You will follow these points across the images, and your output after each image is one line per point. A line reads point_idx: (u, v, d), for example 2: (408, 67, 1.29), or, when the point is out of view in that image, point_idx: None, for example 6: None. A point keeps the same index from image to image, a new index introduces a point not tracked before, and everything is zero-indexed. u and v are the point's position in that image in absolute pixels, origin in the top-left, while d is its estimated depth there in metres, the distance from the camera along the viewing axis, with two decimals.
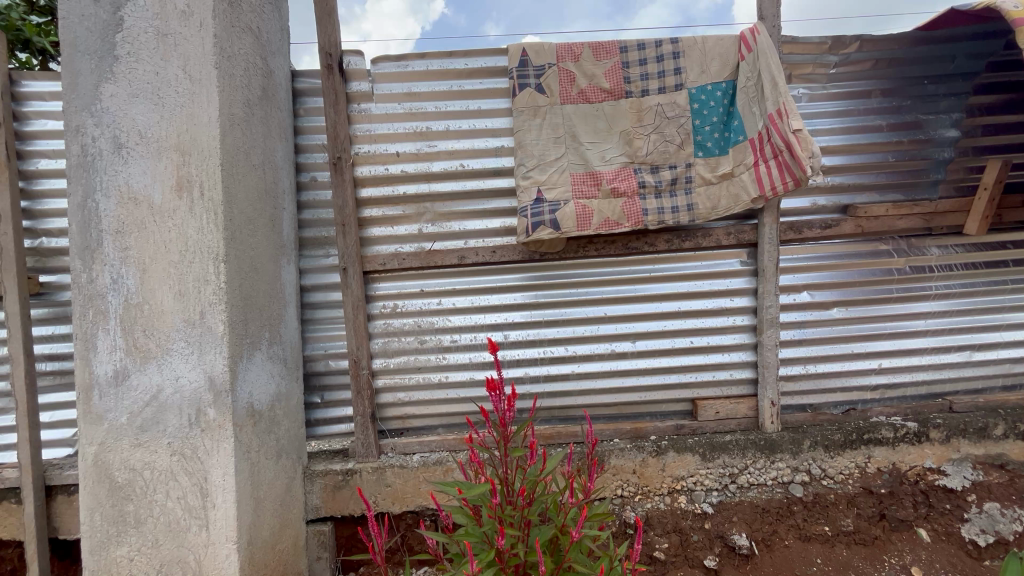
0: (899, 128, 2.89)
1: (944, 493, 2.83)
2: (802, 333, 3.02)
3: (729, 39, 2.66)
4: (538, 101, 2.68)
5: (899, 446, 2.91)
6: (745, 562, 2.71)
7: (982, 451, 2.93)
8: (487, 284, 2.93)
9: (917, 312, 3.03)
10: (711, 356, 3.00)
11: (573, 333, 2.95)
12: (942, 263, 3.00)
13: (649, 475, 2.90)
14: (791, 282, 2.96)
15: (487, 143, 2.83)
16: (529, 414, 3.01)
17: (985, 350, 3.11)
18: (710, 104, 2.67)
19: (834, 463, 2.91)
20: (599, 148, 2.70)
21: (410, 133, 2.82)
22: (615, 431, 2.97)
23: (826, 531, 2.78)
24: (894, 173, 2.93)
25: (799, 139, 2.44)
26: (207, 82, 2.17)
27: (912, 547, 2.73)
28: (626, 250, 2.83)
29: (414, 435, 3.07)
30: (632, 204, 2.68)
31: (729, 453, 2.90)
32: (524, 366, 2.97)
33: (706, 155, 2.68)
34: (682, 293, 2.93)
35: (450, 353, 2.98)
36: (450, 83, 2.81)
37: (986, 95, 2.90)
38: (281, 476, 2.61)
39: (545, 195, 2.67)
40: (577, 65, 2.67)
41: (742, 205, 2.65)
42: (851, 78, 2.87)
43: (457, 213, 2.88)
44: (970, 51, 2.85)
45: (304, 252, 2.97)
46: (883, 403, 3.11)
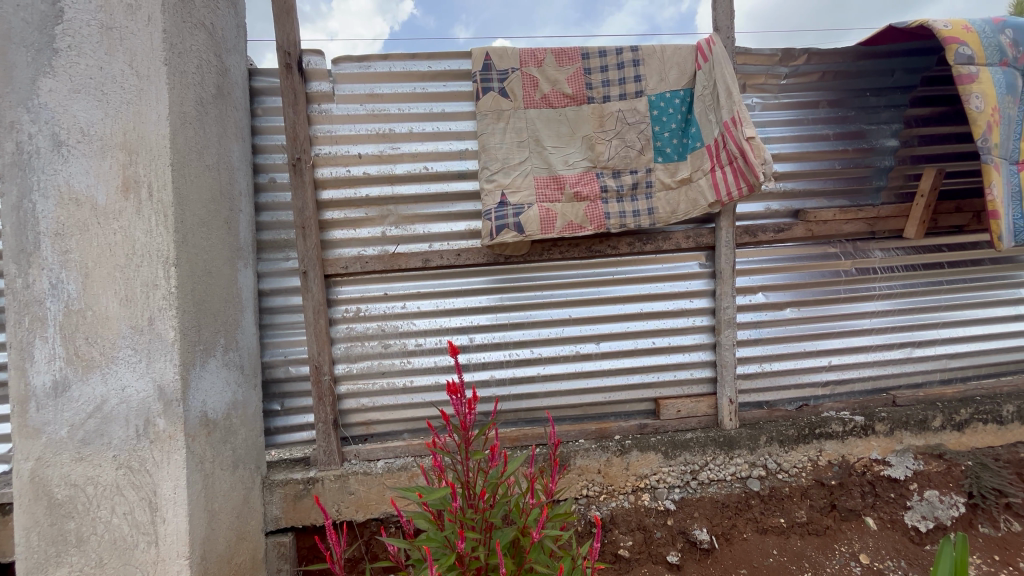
0: (844, 137, 3.05)
1: (888, 483, 2.98)
2: (758, 333, 3.14)
3: (686, 49, 2.75)
4: (502, 105, 2.69)
5: (848, 439, 3.06)
6: (706, 556, 2.80)
7: (922, 442, 3.12)
8: (451, 287, 2.92)
9: (863, 312, 3.20)
10: (672, 356, 3.07)
11: (538, 336, 2.98)
12: (884, 265, 3.18)
13: (614, 474, 2.95)
14: (747, 284, 3.07)
15: (451, 146, 2.83)
16: (491, 416, 3.00)
17: (925, 347, 3.30)
18: (669, 111, 2.75)
19: (789, 456, 3.03)
20: (562, 152, 2.74)
21: (372, 134, 2.79)
22: (580, 431, 3.01)
23: (782, 523, 2.90)
24: (840, 180, 3.09)
25: (752, 146, 2.52)
26: (156, 78, 2.08)
27: (860, 534, 2.86)
28: (589, 253, 2.88)
29: (378, 441, 3.02)
30: (595, 208, 2.72)
31: (690, 450, 2.99)
32: (490, 369, 2.98)
33: (665, 160, 2.75)
34: (644, 294, 3.00)
35: (415, 357, 2.95)
36: (413, 85, 2.79)
37: (922, 108, 3.09)
38: (237, 487, 2.52)
39: (509, 199, 2.68)
40: (540, 70, 2.70)
41: (700, 210, 2.73)
42: (801, 89, 3.01)
43: (421, 216, 2.86)
44: (908, 66, 3.03)
45: (262, 255, 2.89)
46: (833, 399, 3.26)
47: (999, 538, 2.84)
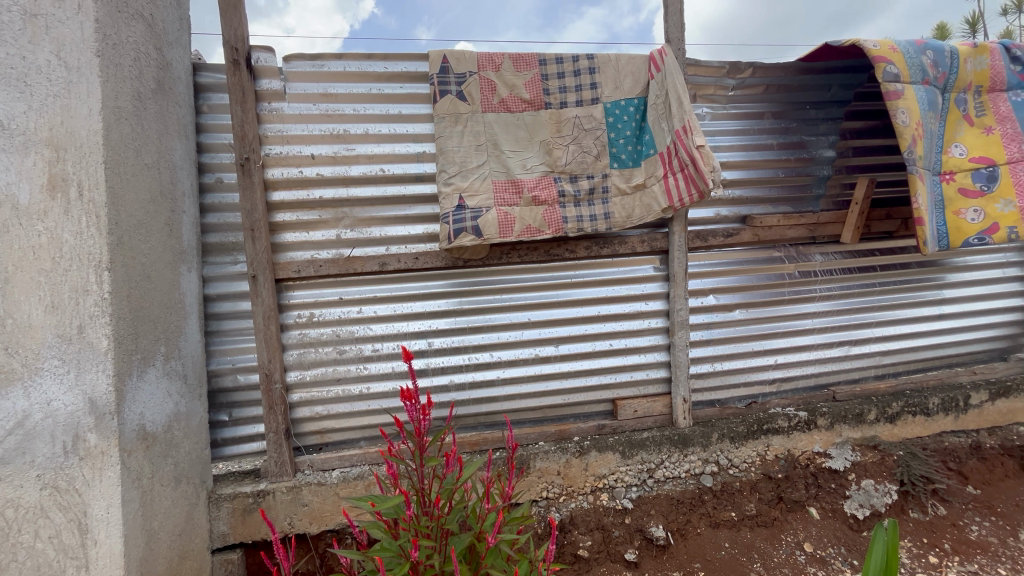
0: (787, 147, 3.22)
1: (830, 474, 3.17)
2: (709, 334, 3.25)
3: (640, 59, 2.83)
4: (459, 108, 2.68)
5: (793, 434, 3.22)
6: (662, 552, 2.84)
7: (859, 434, 3.32)
8: (409, 291, 2.88)
9: (806, 312, 3.37)
10: (629, 357, 3.14)
11: (498, 339, 2.98)
12: (824, 268, 3.37)
13: (573, 475, 3.00)
14: (699, 286, 3.19)
15: (408, 149, 2.79)
16: (445, 422, 2.97)
17: (861, 345, 3.51)
18: (624, 118, 2.82)
19: (739, 453, 3.15)
20: (520, 156, 2.76)
21: (326, 135, 2.72)
22: (540, 434, 3.04)
23: (733, 516, 3.00)
24: (784, 188, 3.25)
25: (701, 154, 2.60)
26: (87, 71, 1.95)
27: (805, 524, 3.00)
28: (547, 257, 2.91)
29: (333, 450, 2.93)
30: (552, 212, 2.76)
31: (646, 449, 3.06)
32: (449, 374, 2.95)
33: (621, 166, 2.83)
34: (602, 297, 3.06)
35: (371, 363, 2.89)
36: (369, 86, 2.73)
37: (855, 121, 3.30)
38: (179, 503, 2.39)
39: (467, 202, 2.67)
40: (497, 74, 2.71)
41: (654, 215, 2.81)
42: (747, 101, 3.16)
43: (377, 219, 2.81)
44: (843, 81, 3.23)
45: (208, 259, 2.75)
46: (779, 395, 3.42)
47: (928, 522, 3.05)
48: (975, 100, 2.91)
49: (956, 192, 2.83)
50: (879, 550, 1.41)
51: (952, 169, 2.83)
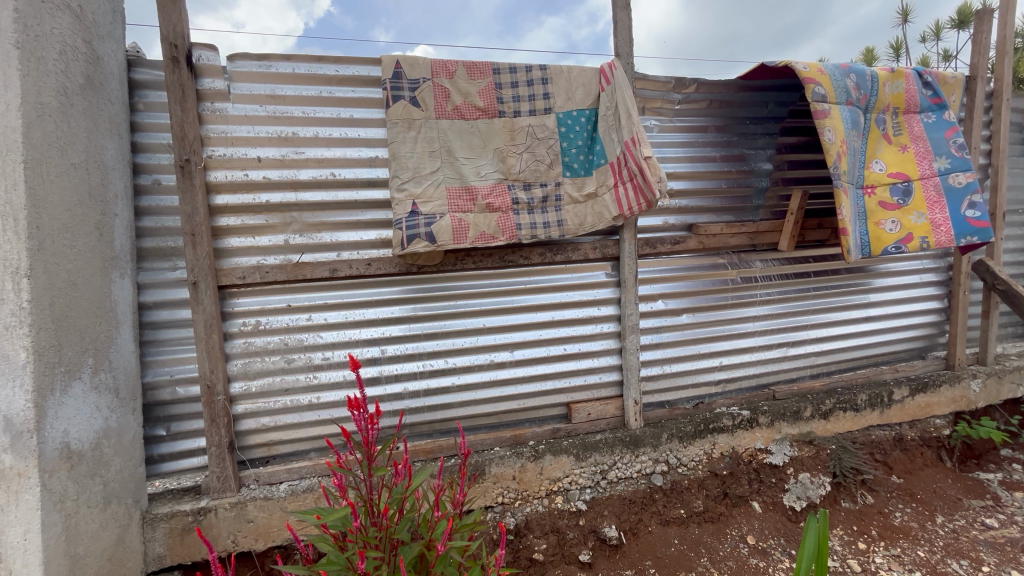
0: (729, 159, 3.40)
1: (771, 469, 3.35)
2: (659, 337, 3.37)
3: (591, 71, 2.92)
4: (412, 113, 2.66)
5: (737, 432, 3.37)
6: (615, 552, 2.90)
7: (796, 430, 3.52)
8: (362, 298, 2.83)
9: (748, 316, 3.56)
10: (582, 361, 3.21)
11: (453, 346, 2.97)
12: (764, 274, 3.57)
13: (528, 480, 3.03)
14: (649, 292, 3.30)
15: (360, 153, 2.75)
16: (394, 431, 2.93)
17: (798, 346, 3.74)
18: (576, 128, 2.89)
19: (686, 452, 3.28)
20: (474, 163, 2.78)
21: (274, 137, 2.64)
22: (495, 439, 3.05)
23: (682, 513, 3.12)
24: (726, 198, 3.43)
25: (649, 165, 2.70)
26: (5, 63, 1.82)
27: (748, 518, 3.15)
28: (502, 263, 2.94)
29: (281, 462, 2.83)
30: (506, 219, 2.79)
31: (599, 451, 3.13)
32: (403, 381, 2.92)
33: (573, 175, 2.90)
34: (556, 303, 3.11)
35: (321, 372, 2.82)
36: (319, 89, 2.68)
37: (790, 137, 3.53)
38: (109, 526, 2.24)
39: (420, 208, 2.65)
40: (451, 82, 2.72)
41: (605, 222, 2.89)
42: (692, 115, 3.31)
43: (328, 223, 2.75)
44: (779, 99, 3.44)
45: (144, 264, 2.61)
46: (725, 395, 3.59)
47: (857, 510, 3.27)
48: (893, 120, 3.18)
49: (877, 205, 3.07)
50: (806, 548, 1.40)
51: (874, 184, 3.08)
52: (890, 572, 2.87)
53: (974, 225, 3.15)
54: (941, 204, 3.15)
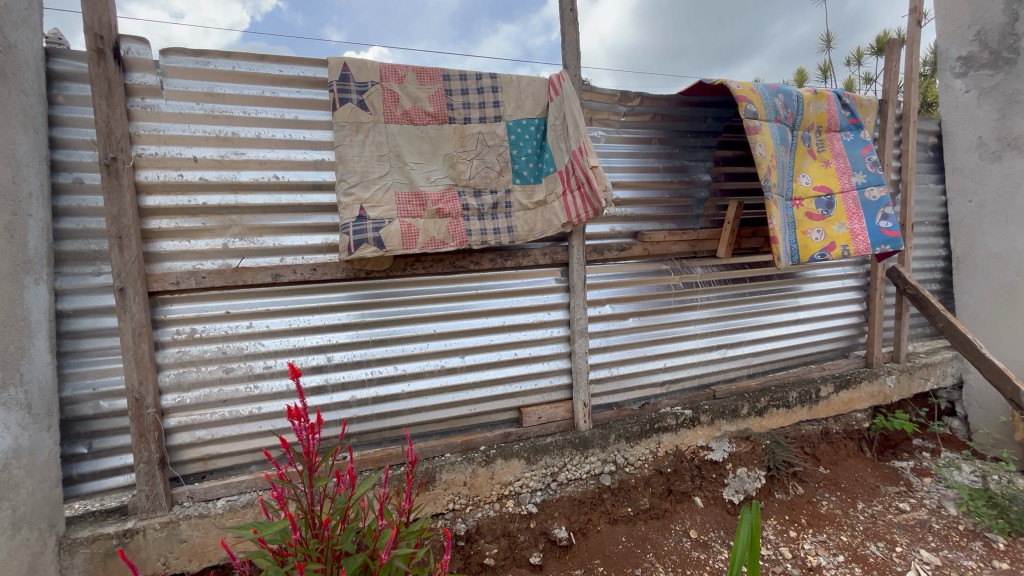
0: (671, 171, 3.56)
1: (711, 465, 3.53)
2: (607, 341, 3.47)
3: (540, 81, 2.98)
4: (360, 117, 2.63)
5: (680, 430, 3.52)
6: (564, 552, 2.95)
7: (734, 427, 3.72)
8: (308, 304, 2.75)
9: (690, 319, 3.73)
10: (533, 366, 3.26)
11: (402, 352, 2.94)
12: (704, 280, 3.76)
13: (479, 485, 3.03)
14: (597, 297, 3.40)
15: (305, 156, 2.69)
16: (338, 440, 2.86)
17: (735, 347, 3.95)
18: (526, 136, 2.95)
19: (633, 451, 3.39)
20: (423, 169, 2.77)
21: (212, 137, 2.53)
22: (446, 446, 3.03)
23: (629, 511, 3.22)
24: (669, 207, 3.59)
25: (595, 174, 2.77)
26: None
27: (691, 513, 3.29)
28: (452, 268, 2.95)
29: (218, 477, 2.69)
30: (456, 225, 2.79)
31: (549, 454, 3.18)
32: (350, 390, 2.86)
33: (523, 183, 2.95)
34: (506, 308, 3.14)
35: (263, 381, 2.71)
36: (262, 88, 2.59)
37: (726, 150, 3.74)
38: (18, 554, 2.06)
39: (368, 213, 2.61)
40: (400, 86, 2.71)
41: (554, 229, 2.96)
42: (637, 127, 3.46)
43: (270, 227, 2.66)
44: (716, 115, 3.65)
45: (63, 269, 2.42)
46: (669, 395, 3.74)
47: (789, 501, 3.49)
48: (816, 138, 3.44)
49: (804, 215, 3.32)
50: (744, 528, 1.34)
51: (801, 196, 3.32)
52: (818, 557, 3.08)
53: (888, 235, 3.46)
54: (859, 215, 3.44)
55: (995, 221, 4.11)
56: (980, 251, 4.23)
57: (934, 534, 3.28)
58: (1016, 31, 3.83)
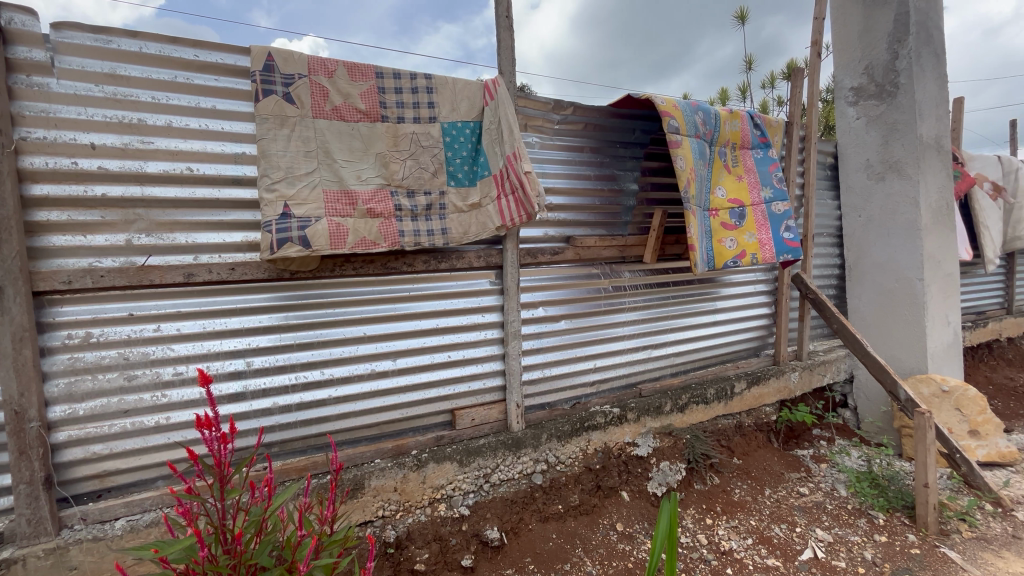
0: (601, 179, 3.71)
1: (637, 460, 3.70)
2: (540, 342, 3.54)
3: (475, 85, 3.01)
4: (286, 110, 2.51)
5: (608, 428, 3.65)
6: (496, 553, 2.98)
7: (659, 423, 3.92)
8: (226, 306, 2.59)
9: (619, 321, 3.89)
10: (466, 368, 3.26)
11: (330, 355, 2.83)
12: (632, 284, 3.94)
13: (410, 490, 2.99)
14: (530, 299, 3.48)
15: (224, 148, 2.53)
16: (255, 451, 2.71)
17: (660, 347, 4.18)
18: (461, 139, 2.96)
19: (564, 450, 3.48)
20: (354, 167, 2.69)
21: (113, 123, 2.31)
22: (376, 451, 2.96)
23: (559, 509, 3.30)
24: (599, 213, 3.74)
25: (528, 180, 2.84)
26: None
27: (618, 507, 3.43)
28: (384, 270, 2.90)
29: (117, 496, 2.46)
30: (388, 226, 2.74)
31: (482, 456, 3.19)
32: (272, 396, 2.72)
33: (457, 185, 2.95)
34: (441, 310, 3.13)
35: (172, 389, 2.51)
36: (174, 73, 2.41)
37: (652, 161, 3.96)
38: None
39: (293, 211, 2.49)
40: (330, 81, 2.62)
41: (488, 232, 2.98)
42: (570, 135, 3.57)
43: (183, 223, 2.47)
44: (643, 127, 3.85)
45: None
46: (599, 395, 3.88)
47: (707, 490, 3.74)
48: (731, 154, 3.73)
49: (719, 225, 3.58)
50: (664, 519, 1.35)
51: (717, 207, 3.59)
52: (729, 541, 3.33)
53: (790, 245, 3.81)
54: (766, 227, 3.77)
55: (879, 234, 4.66)
56: (867, 260, 4.77)
57: (827, 514, 3.65)
58: (897, 68, 4.37)
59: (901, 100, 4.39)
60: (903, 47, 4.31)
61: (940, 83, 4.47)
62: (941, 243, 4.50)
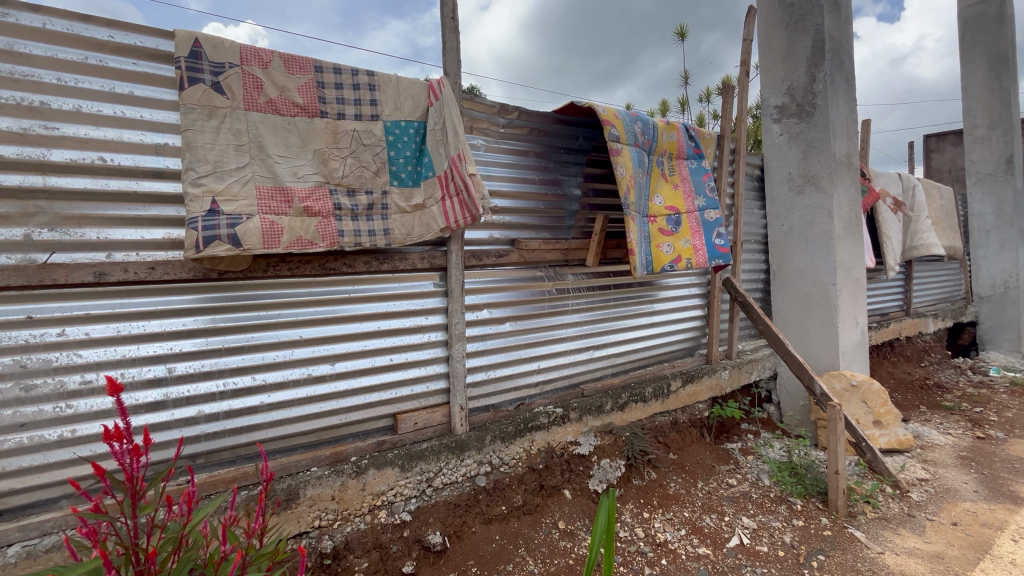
0: (545, 183, 3.78)
1: (579, 458, 3.79)
2: (484, 344, 3.54)
3: (419, 85, 2.98)
4: (215, 101, 2.37)
5: (552, 428, 3.72)
6: (438, 558, 2.95)
7: (600, 422, 4.04)
8: (145, 308, 2.40)
9: (562, 323, 3.97)
10: (409, 371, 3.20)
11: (262, 360, 2.69)
12: (575, 286, 4.03)
13: (349, 498, 2.90)
14: (475, 301, 3.47)
15: (143, 138, 2.34)
16: (177, 463, 2.53)
17: (602, 348, 4.31)
18: (404, 138, 2.91)
19: (508, 451, 3.49)
20: (290, 163, 2.58)
21: (10, 105, 2.09)
22: (313, 459, 2.85)
23: (502, 510, 3.31)
24: (543, 217, 3.81)
25: (473, 182, 2.84)
26: None
27: (560, 505, 3.50)
28: (322, 270, 2.79)
29: (11, 519, 2.21)
30: (327, 225, 2.64)
31: (425, 460, 3.14)
32: (197, 404, 2.55)
33: (401, 185, 2.90)
34: (382, 312, 3.06)
35: (78, 399, 2.29)
36: (85, 54, 2.22)
37: (594, 168, 4.08)
38: None
39: (221, 207, 2.35)
40: (264, 73, 2.50)
41: (433, 233, 2.96)
42: (515, 140, 3.61)
43: (94, 218, 2.28)
44: (585, 135, 3.96)
45: None
46: (542, 395, 3.94)
47: (644, 485, 3.89)
48: (667, 163, 3.91)
49: (657, 231, 3.74)
50: (602, 515, 1.32)
51: (655, 214, 3.75)
52: (665, 533, 3.48)
53: (721, 251, 4.05)
54: (699, 233, 3.99)
55: (799, 242, 5.05)
56: (788, 266, 5.16)
57: (752, 502, 3.91)
58: (814, 90, 4.76)
59: (817, 119, 4.78)
60: (819, 71, 4.71)
61: (850, 105, 4.92)
62: (851, 251, 4.95)
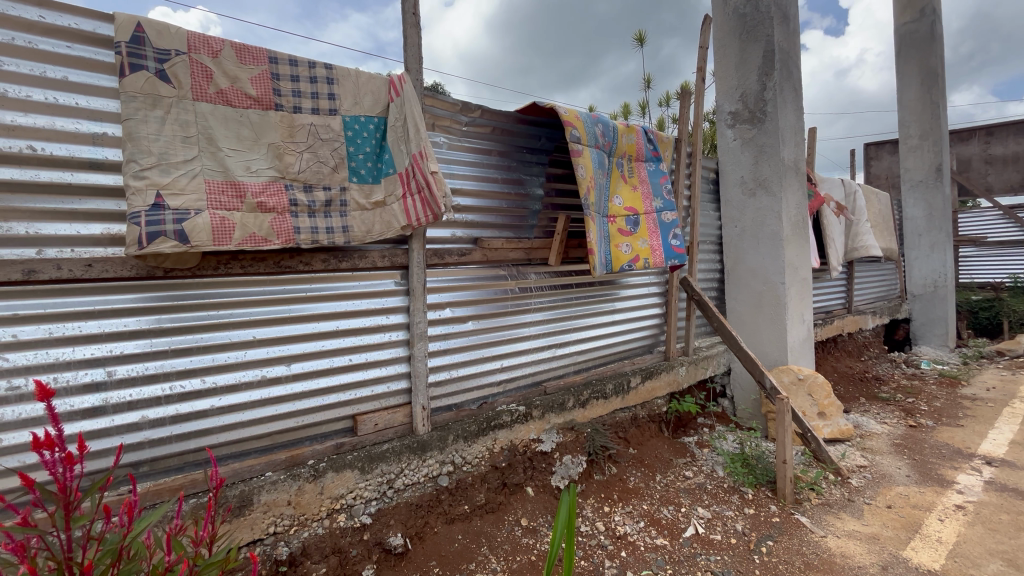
0: (508, 182, 3.80)
1: (541, 456, 3.83)
2: (446, 344, 3.52)
3: (380, 80, 2.92)
4: (159, 90, 2.25)
5: (515, 426, 3.74)
6: (399, 560, 2.90)
7: (562, 419, 4.09)
8: (82, 308, 2.26)
9: (525, 321, 4.00)
10: (369, 371, 3.14)
11: (212, 362, 2.58)
12: (538, 285, 4.07)
13: (306, 503, 2.82)
14: (437, 300, 3.45)
15: (79, 126, 2.20)
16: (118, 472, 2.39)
17: (564, 346, 4.37)
18: (364, 134, 2.86)
19: (470, 450, 3.49)
20: (242, 157, 2.48)
21: None
22: (268, 464, 2.76)
23: (465, 509, 3.31)
24: (506, 216, 3.82)
25: (434, 180, 2.81)
26: None
27: (523, 503, 3.52)
28: (277, 268, 2.71)
29: None
30: (282, 221, 2.56)
31: (386, 461, 3.10)
32: (140, 409, 2.42)
33: (360, 181, 2.85)
34: (341, 311, 2.99)
35: (5, 406, 2.13)
36: (11, 34, 2.06)
37: (556, 168, 4.13)
38: None
39: (167, 202, 2.24)
40: (213, 62, 2.40)
41: (394, 231, 2.91)
42: (477, 138, 3.61)
43: (23, 211, 2.12)
44: (547, 135, 4.00)
45: None
46: (505, 394, 3.95)
47: (605, 480, 3.95)
48: (627, 165, 4.00)
49: (617, 231, 3.83)
50: (564, 510, 1.35)
51: (614, 214, 3.83)
52: (624, 526, 3.56)
53: (677, 251, 4.19)
54: (657, 234, 4.10)
55: (751, 243, 5.27)
56: (741, 266, 5.38)
57: (707, 493, 4.06)
58: (765, 97, 4.99)
59: (768, 125, 5.01)
60: (770, 80, 4.94)
61: (798, 113, 5.18)
62: (798, 252, 5.21)
